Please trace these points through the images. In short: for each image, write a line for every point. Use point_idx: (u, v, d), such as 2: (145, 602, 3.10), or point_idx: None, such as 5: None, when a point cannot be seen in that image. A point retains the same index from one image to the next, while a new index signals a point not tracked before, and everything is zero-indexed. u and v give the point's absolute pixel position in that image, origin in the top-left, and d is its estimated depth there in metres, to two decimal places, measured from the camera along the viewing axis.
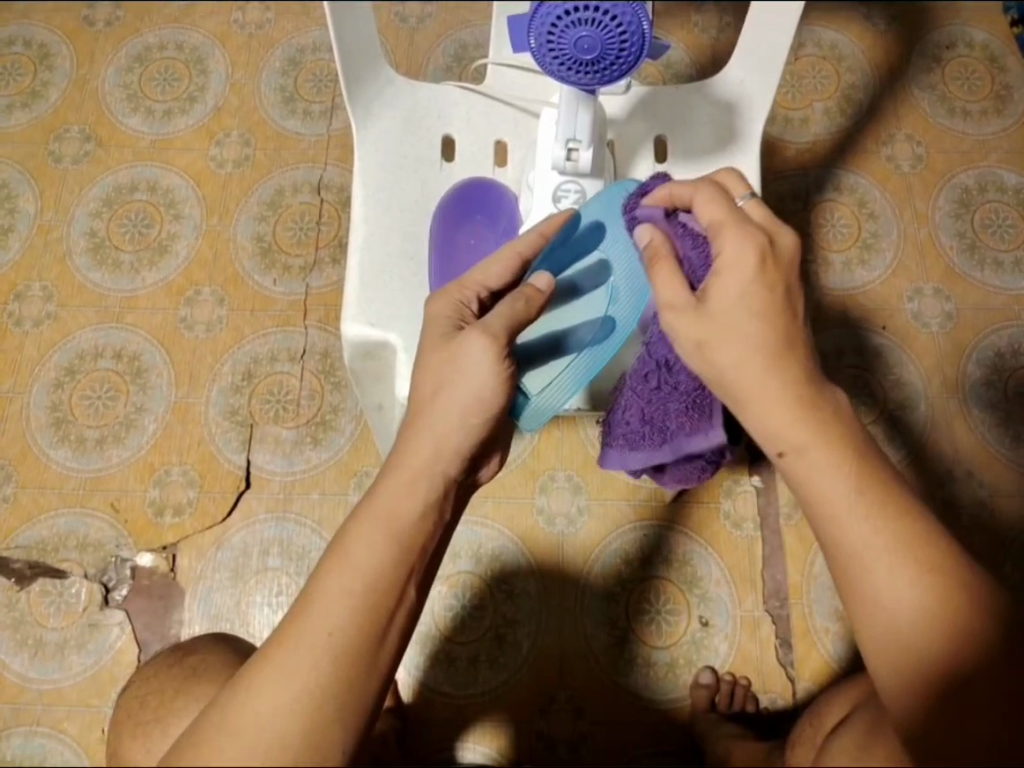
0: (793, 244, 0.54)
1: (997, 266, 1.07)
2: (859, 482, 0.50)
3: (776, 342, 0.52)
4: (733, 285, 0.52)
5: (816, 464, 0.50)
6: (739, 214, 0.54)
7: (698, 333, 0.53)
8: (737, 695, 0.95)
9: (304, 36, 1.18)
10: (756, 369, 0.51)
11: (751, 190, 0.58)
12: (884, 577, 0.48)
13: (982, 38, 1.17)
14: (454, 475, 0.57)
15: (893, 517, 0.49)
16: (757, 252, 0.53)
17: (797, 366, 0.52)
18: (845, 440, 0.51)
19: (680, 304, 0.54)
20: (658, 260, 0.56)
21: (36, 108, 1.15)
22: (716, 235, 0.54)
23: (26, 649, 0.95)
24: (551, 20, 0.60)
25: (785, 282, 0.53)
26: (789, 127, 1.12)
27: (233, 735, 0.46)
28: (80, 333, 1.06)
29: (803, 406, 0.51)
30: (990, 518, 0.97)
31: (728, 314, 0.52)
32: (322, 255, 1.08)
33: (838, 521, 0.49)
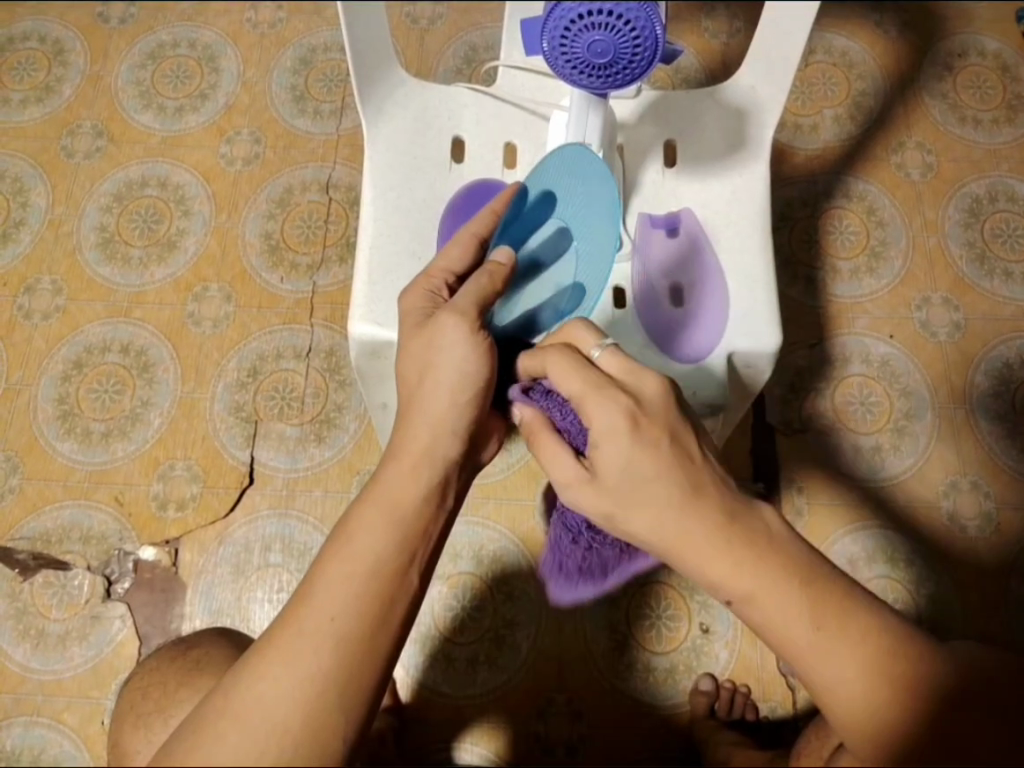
0: (660, 388, 0.53)
1: (1006, 276, 1.06)
2: (810, 603, 0.50)
3: (682, 493, 0.50)
4: (617, 460, 0.51)
5: (773, 614, 0.50)
6: (599, 378, 0.53)
7: (605, 508, 0.53)
8: (737, 703, 0.94)
9: (315, 35, 1.18)
10: (671, 527, 0.51)
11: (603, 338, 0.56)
12: (858, 692, 0.49)
13: (995, 47, 1.16)
14: (454, 459, 0.57)
15: (844, 622, 0.50)
16: (627, 417, 0.51)
17: (713, 519, 0.50)
18: (783, 568, 0.50)
19: (577, 484, 0.54)
20: (537, 438, 0.56)
21: (50, 103, 1.16)
22: (582, 405, 0.53)
23: (28, 640, 0.95)
24: (565, 22, 0.61)
25: (667, 432, 0.52)
26: (799, 133, 1.12)
27: (234, 719, 0.46)
28: (89, 327, 1.06)
29: (737, 560, 0.50)
30: (995, 530, 0.96)
31: (621, 487, 0.51)
32: (329, 254, 1.08)
33: (807, 658, 0.50)
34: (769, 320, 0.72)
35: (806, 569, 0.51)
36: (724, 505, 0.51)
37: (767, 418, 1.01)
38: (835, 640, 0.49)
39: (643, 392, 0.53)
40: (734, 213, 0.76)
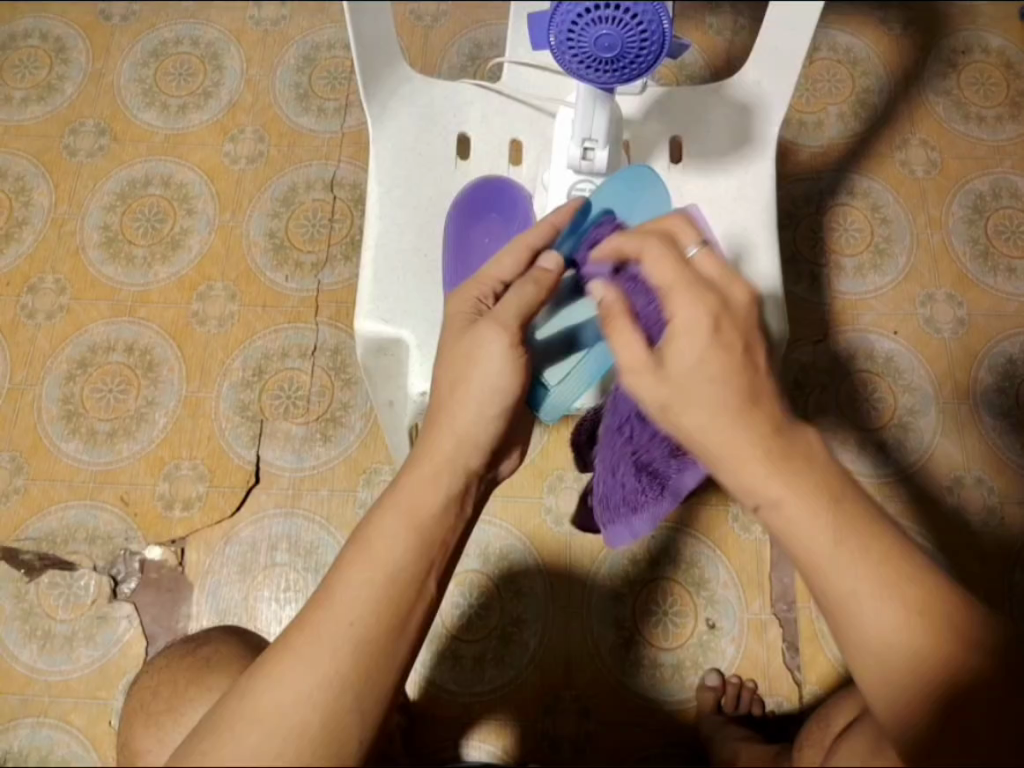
0: (747, 296, 0.53)
1: (1010, 272, 1.06)
2: (838, 531, 0.48)
3: (738, 399, 0.50)
4: (691, 353, 0.50)
5: (798, 521, 0.48)
6: (689, 277, 0.53)
7: (662, 399, 0.51)
8: (743, 698, 0.95)
9: (319, 33, 1.18)
10: (722, 429, 0.50)
11: (701, 240, 0.55)
12: (875, 613, 0.46)
13: (998, 43, 1.16)
14: (477, 468, 0.57)
15: (875, 550, 0.47)
16: (711, 316, 0.51)
17: (767, 424, 0.49)
18: (818, 487, 0.49)
19: (643, 373, 0.52)
20: (613, 322, 0.53)
21: (52, 101, 1.15)
22: (667, 299, 0.53)
23: (35, 641, 0.95)
24: (570, 19, 0.61)
25: (744, 338, 0.51)
26: (803, 130, 1.12)
27: (255, 720, 0.46)
28: (93, 326, 1.06)
29: (774, 458, 0.49)
30: (999, 525, 0.97)
31: (690, 376, 0.50)
32: (334, 252, 1.08)
33: (824, 573, 0.47)
34: (775, 317, 0.73)
35: (838, 489, 0.49)
36: (778, 417, 0.50)
37: None
38: (861, 566, 0.47)
39: (728, 298, 0.52)
40: (740, 209, 0.76)
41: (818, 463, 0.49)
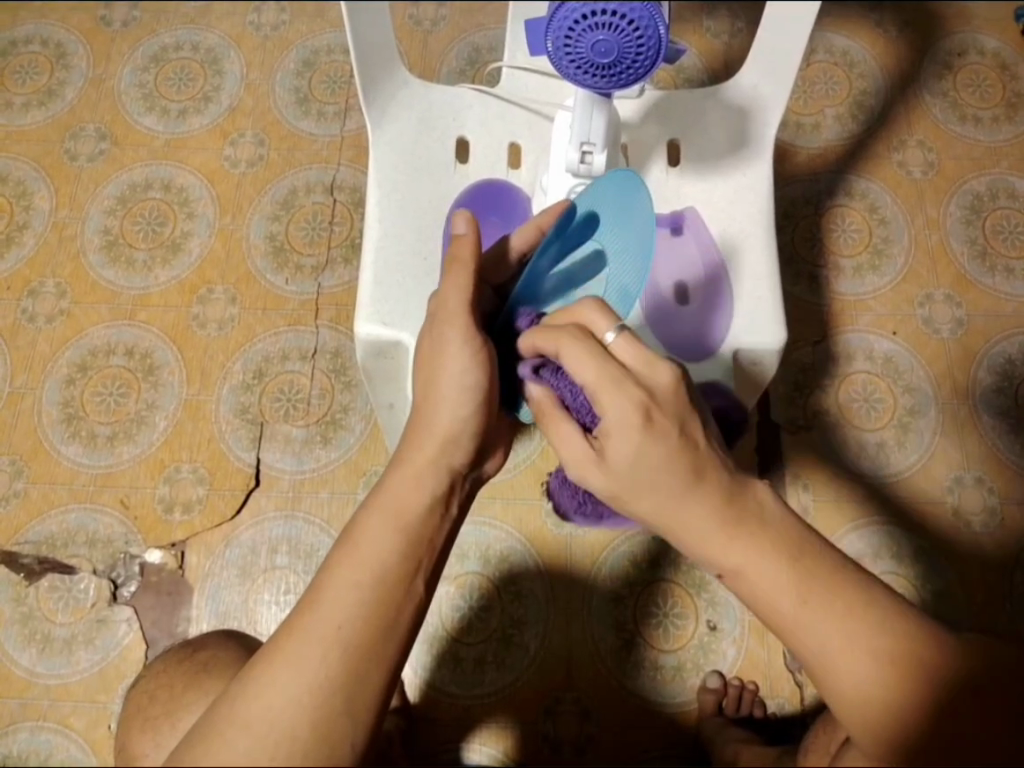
0: (672, 377, 0.52)
1: (1008, 273, 1.07)
2: (801, 589, 0.50)
3: (682, 483, 0.51)
4: (624, 449, 0.51)
5: (755, 583, 0.51)
6: (615, 371, 0.51)
7: (610, 486, 0.54)
8: (745, 699, 0.95)
9: (318, 38, 1.19)
10: (672, 510, 0.52)
11: (617, 324, 0.53)
12: (851, 669, 0.48)
13: (994, 45, 1.17)
14: (460, 467, 0.58)
15: (836, 606, 0.49)
16: (640, 409, 0.51)
17: (712, 498, 0.51)
18: (777, 547, 0.51)
19: (588, 465, 0.55)
20: (550, 421, 0.57)
21: (53, 106, 1.16)
22: (598, 397, 0.52)
23: (34, 645, 0.95)
24: (569, 23, 0.61)
25: (677, 423, 0.51)
26: (800, 132, 1.13)
27: (244, 724, 0.46)
28: (93, 330, 1.06)
29: (729, 527, 0.51)
30: (999, 525, 0.97)
31: (627, 473, 0.52)
32: (334, 254, 1.09)
33: (795, 631, 0.50)
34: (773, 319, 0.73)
35: (795, 543, 0.51)
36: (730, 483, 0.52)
37: (772, 416, 1.02)
38: (826, 620, 0.49)
39: (648, 384, 0.52)
40: (738, 211, 0.76)
41: (772, 522, 0.52)
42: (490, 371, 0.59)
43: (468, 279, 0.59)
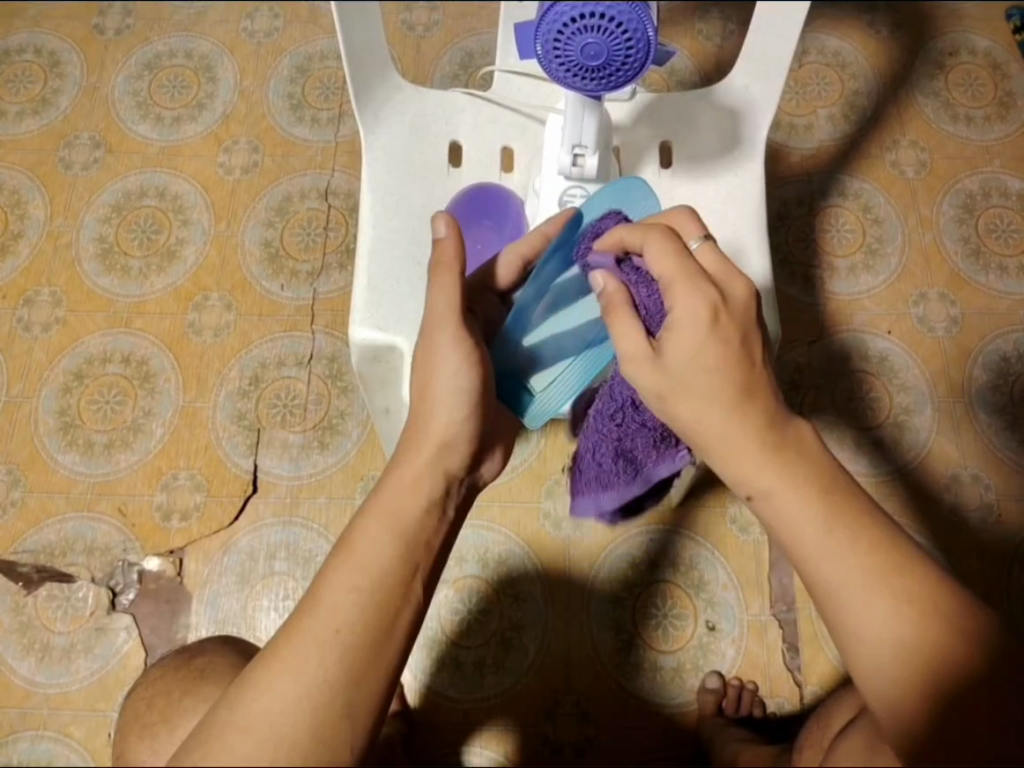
0: (745, 294, 0.55)
1: (1002, 271, 1.07)
2: (828, 520, 0.51)
3: (735, 392, 0.53)
4: (687, 344, 0.53)
5: (783, 508, 0.52)
6: (689, 267, 0.54)
7: (658, 389, 0.55)
8: (744, 699, 0.95)
9: (311, 44, 1.19)
10: (718, 427, 0.53)
11: (702, 232, 0.58)
12: (863, 611, 0.48)
13: (986, 45, 1.17)
14: (456, 471, 0.58)
15: (869, 544, 0.50)
16: (709, 309, 0.53)
17: (756, 414, 0.53)
18: (811, 477, 0.52)
19: (642, 359, 0.55)
20: (614, 310, 0.57)
21: (47, 115, 1.16)
22: (669, 290, 0.55)
23: (33, 654, 0.95)
24: (557, 26, 0.61)
25: (740, 332, 0.54)
26: (793, 133, 1.13)
27: (245, 727, 0.46)
28: (89, 338, 1.06)
29: (770, 453, 0.53)
30: (997, 522, 0.97)
31: (686, 366, 0.53)
32: (329, 260, 1.09)
33: (816, 564, 0.50)
34: (767, 318, 0.73)
35: (828, 481, 0.52)
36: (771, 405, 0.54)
37: None
38: (854, 556, 0.49)
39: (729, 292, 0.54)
40: (731, 212, 0.76)
41: (808, 455, 0.53)
42: (484, 372, 0.59)
43: (455, 284, 0.59)
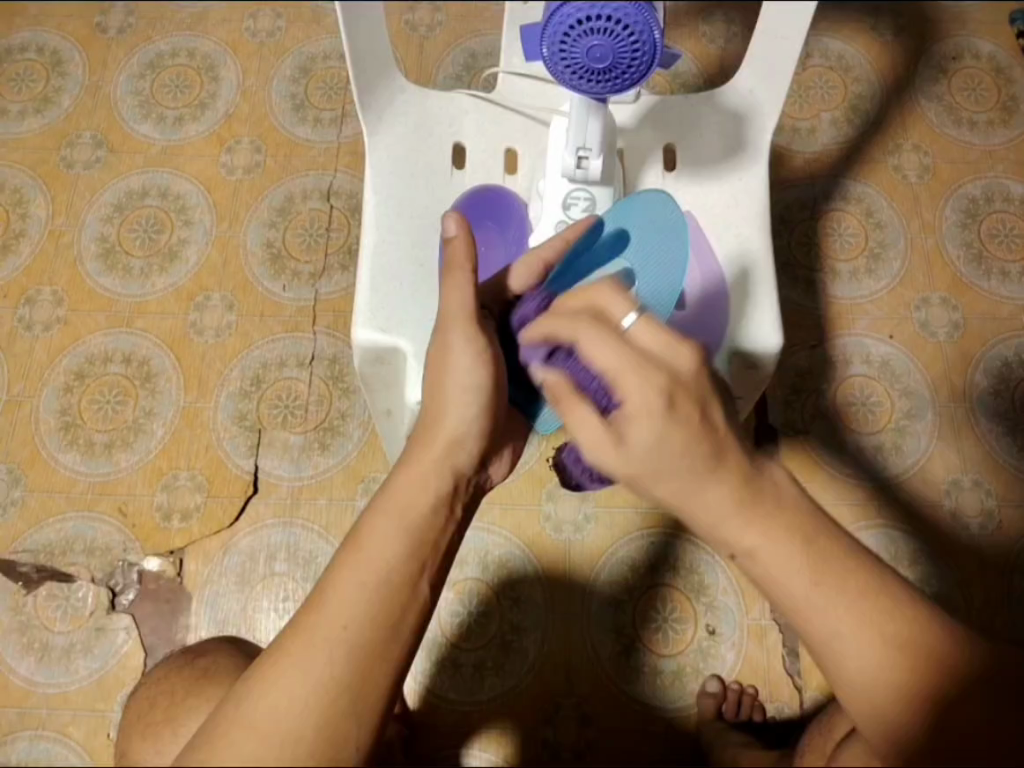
0: (694, 363, 0.50)
1: (1004, 276, 1.07)
2: (815, 572, 0.49)
3: (706, 462, 0.49)
4: (646, 438, 0.49)
5: (766, 567, 0.49)
6: (637, 356, 0.49)
7: (625, 473, 0.50)
8: (744, 704, 0.95)
9: (314, 45, 1.19)
10: (692, 494, 0.50)
11: (635, 308, 0.51)
12: (853, 657, 0.48)
13: (989, 49, 1.17)
14: (465, 470, 0.57)
15: (854, 589, 0.49)
16: (664, 394, 0.49)
17: (734, 476, 0.49)
18: (792, 529, 0.49)
19: (603, 447, 0.50)
20: (563, 401, 0.51)
21: (49, 114, 1.16)
22: (617, 382, 0.50)
23: (33, 654, 0.95)
24: (564, 28, 0.61)
25: (699, 406, 0.49)
26: (797, 137, 1.13)
27: (252, 725, 0.46)
28: (90, 338, 1.06)
29: (749, 509, 0.49)
30: (997, 528, 0.97)
31: (649, 458, 0.49)
32: (332, 261, 1.09)
33: (808, 619, 0.49)
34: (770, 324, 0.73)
35: (810, 526, 0.50)
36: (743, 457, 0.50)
37: (769, 420, 1.02)
38: (840, 605, 0.48)
39: (676, 367, 0.50)
40: (734, 217, 0.76)
41: (788, 502, 0.50)
42: (495, 370, 0.59)
43: (469, 282, 0.59)
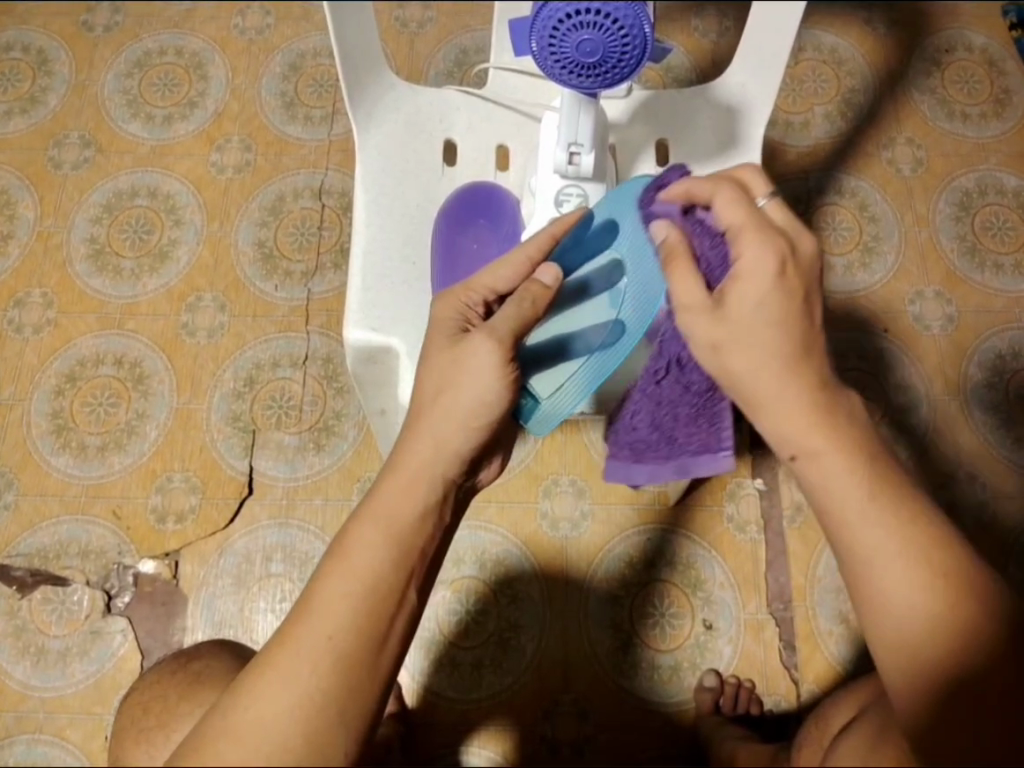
0: (813, 248, 0.53)
1: (998, 269, 1.07)
2: (872, 489, 0.51)
3: (794, 352, 0.51)
4: (754, 294, 0.51)
5: (827, 472, 0.52)
6: (761, 219, 0.52)
7: (714, 336, 0.52)
8: (742, 697, 0.95)
9: (304, 42, 1.18)
10: (768, 381, 0.51)
11: (772, 190, 0.55)
12: (894, 580, 0.50)
13: (982, 41, 1.17)
14: (454, 476, 0.56)
15: (903, 517, 0.51)
16: (778, 259, 0.51)
17: (814, 380, 0.52)
18: (857, 444, 0.52)
19: (698, 311, 0.52)
20: (674, 262, 0.53)
21: (35, 113, 1.15)
22: (735, 240, 0.52)
23: (28, 658, 0.94)
24: (552, 23, 0.61)
25: (806, 286, 0.52)
26: (790, 131, 1.12)
27: (239, 739, 0.46)
28: (81, 339, 1.05)
29: (820, 415, 0.52)
30: (992, 520, 0.97)
31: (747, 320, 0.51)
32: (324, 260, 1.08)
33: (854, 533, 0.51)
34: None
35: (868, 452, 0.52)
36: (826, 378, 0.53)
37: None
38: (888, 523, 0.50)
39: (796, 243, 0.52)
40: None
41: (854, 426, 0.53)
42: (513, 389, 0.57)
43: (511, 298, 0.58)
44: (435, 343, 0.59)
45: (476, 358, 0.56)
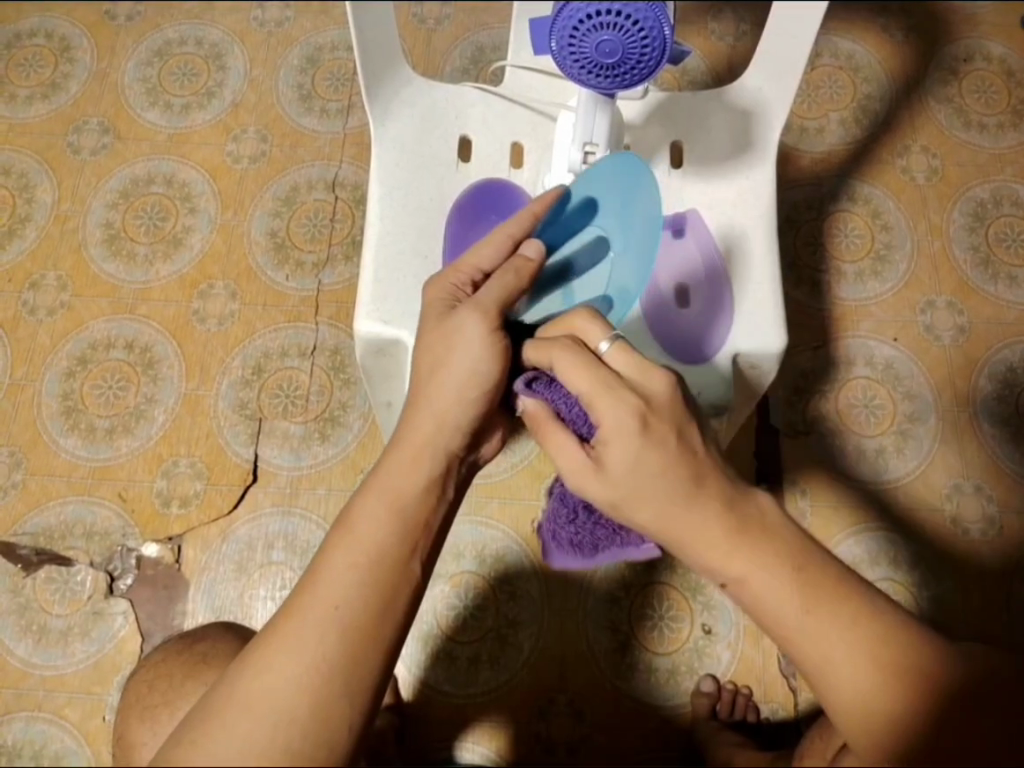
0: (668, 385, 0.52)
1: (1011, 281, 1.06)
2: (807, 600, 0.49)
3: (688, 483, 0.50)
4: (622, 454, 0.51)
5: (752, 597, 0.49)
6: (608, 377, 0.52)
7: (607, 496, 0.52)
8: (739, 704, 0.94)
9: (322, 35, 1.19)
10: (663, 534, 0.51)
11: (610, 335, 0.55)
12: (848, 671, 0.48)
13: (1000, 52, 1.16)
14: (456, 450, 0.57)
15: (846, 607, 0.49)
16: (637, 416, 0.51)
17: (718, 505, 0.50)
18: (782, 556, 0.49)
19: (587, 478, 0.53)
20: (544, 432, 0.56)
21: (57, 99, 1.16)
22: (591, 403, 0.52)
23: (30, 636, 0.95)
24: (573, 22, 0.61)
25: (674, 427, 0.51)
26: (805, 136, 1.12)
27: (245, 707, 0.46)
28: (93, 323, 1.07)
29: (735, 538, 0.50)
30: (998, 534, 0.97)
31: (628, 480, 0.51)
32: (335, 251, 1.09)
33: (799, 640, 0.49)
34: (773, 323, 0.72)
35: (803, 554, 0.50)
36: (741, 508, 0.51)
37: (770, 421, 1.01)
38: (833, 630, 0.48)
39: (653, 391, 0.52)
40: (740, 215, 0.75)
41: (775, 529, 0.50)
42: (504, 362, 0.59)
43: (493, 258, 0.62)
44: (429, 321, 0.61)
45: (474, 342, 0.58)
